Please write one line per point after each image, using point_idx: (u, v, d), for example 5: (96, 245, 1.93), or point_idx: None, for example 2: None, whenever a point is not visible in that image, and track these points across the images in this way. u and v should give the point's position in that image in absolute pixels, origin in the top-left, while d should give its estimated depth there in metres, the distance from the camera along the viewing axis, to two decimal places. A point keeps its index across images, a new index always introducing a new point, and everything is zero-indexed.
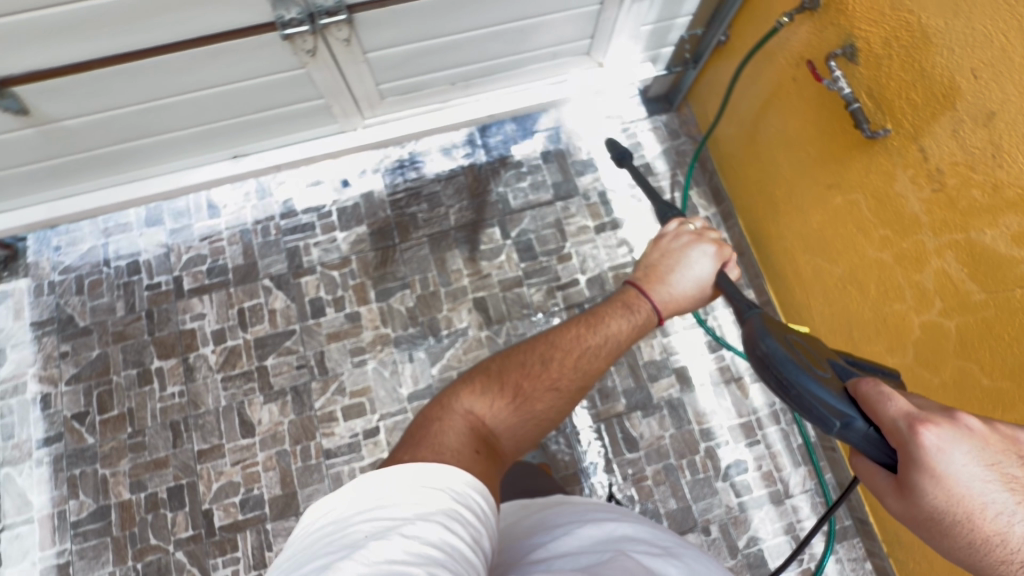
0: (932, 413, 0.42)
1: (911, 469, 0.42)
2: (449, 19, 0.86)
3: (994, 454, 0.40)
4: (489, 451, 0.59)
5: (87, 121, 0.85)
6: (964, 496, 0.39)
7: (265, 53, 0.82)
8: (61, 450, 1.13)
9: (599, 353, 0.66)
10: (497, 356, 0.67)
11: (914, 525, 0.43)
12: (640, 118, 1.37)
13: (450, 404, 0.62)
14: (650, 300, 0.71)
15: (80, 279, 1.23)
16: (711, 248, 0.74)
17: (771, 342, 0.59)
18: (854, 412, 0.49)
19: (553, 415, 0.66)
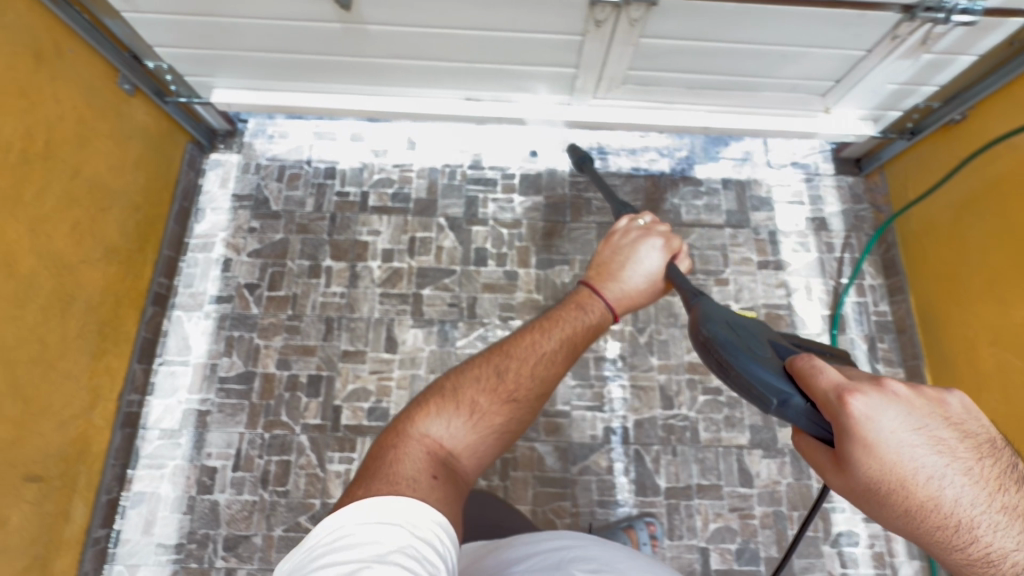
0: (860, 385, 0.47)
1: (844, 442, 0.46)
2: (730, 29, 0.90)
3: (921, 418, 0.45)
4: (449, 474, 0.63)
5: (386, 30, 0.94)
6: (897, 463, 0.44)
7: (563, 13, 0.89)
8: (228, 310, 1.23)
9: (554, 357, 0.71)
10: (450, 376, 0.71)
11: (852, 496, 0.48)
12: (826, 173, 1.38)
13: (407, 430, 0.66)
14: (603, 298, 0.78)
15: (282, 169, 1.35)
16: (658, 242, 0.82)
17: (713, 327, 0.65)
18: (790, 389, 0.55)
19: (512, 427, 0.69)
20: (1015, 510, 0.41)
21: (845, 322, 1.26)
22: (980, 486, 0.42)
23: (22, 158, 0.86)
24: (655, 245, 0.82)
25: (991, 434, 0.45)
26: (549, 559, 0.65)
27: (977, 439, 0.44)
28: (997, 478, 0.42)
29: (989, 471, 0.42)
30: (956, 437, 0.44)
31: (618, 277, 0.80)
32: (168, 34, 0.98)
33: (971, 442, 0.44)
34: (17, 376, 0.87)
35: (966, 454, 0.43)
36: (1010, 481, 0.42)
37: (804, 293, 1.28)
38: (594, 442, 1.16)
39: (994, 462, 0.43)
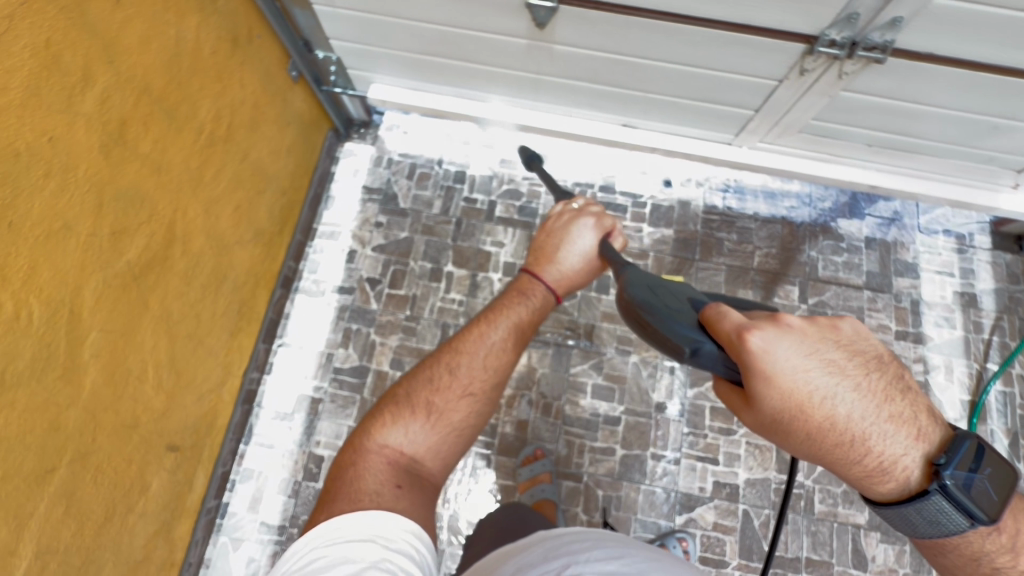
0: (758, 323, 0.51)
1: (751, 379, 0.50)
2: (944, 94, 0.83)
3: (813, 345, 0.49)
4: (413, 480, 0.63)
5: (572, 51, 0.91)
6: (796, 390, 0.48)
7: (767, 58, 0.84)
8: (348, 302, 1.24)
9: (506, 346, 0.70)
10: (401, 383, 0.69)
11: (765, 428, 0.53)
12: (981, 246, 1.28)
13: (364, 444, 0.64)
14: (543, 282, 0.75)
15: (414, 166, 1.34)
16: (590, 221, 0.76)
17: (635, 289, 0.66)
18: (701, 337, 0.57)
19: (472, 422, 0.68)
20: (904, 418, 0.48)
21: (986, 411, 1.17)
22: (870, 399, 0.48)
23: (208, 140, 0.88)
24: (588, 224, 0.76)
25: (879, 350, 0.51)
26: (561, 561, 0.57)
27: (864, 357, 0.50)
28: (880, 389, 0.48)
29: (878, 385, 0.48)
30: (843, 356, 0.49)
31: (554, 260, 0.75)
32: (348, 28, 0.98)
33: (861, 359, 0.49)
34: (175, 350, 0.89)
35: (855, 371, 0.49)
36: (898, 392, 0.49)
37: (942, 373, 1.19)
38: (702, 494, 1.12)
39: (879, 376, 0.49)
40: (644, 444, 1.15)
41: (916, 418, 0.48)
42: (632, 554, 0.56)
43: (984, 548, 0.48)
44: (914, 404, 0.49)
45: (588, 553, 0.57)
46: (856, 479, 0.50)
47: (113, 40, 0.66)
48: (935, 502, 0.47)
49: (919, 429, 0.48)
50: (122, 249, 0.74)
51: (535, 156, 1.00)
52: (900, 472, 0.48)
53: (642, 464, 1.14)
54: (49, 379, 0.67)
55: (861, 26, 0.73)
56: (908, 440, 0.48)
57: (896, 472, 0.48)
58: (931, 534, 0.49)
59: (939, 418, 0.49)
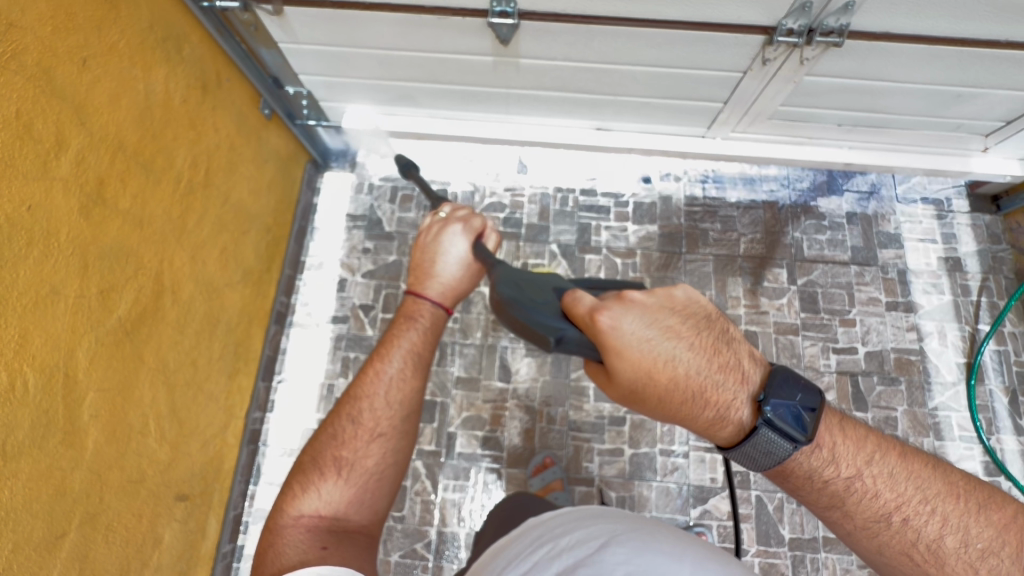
0: (606, 303, 0.58)
1: (608, 354, 0.57)
2: (906, 69, 0.85)
3: (652, 315, 0.57)
4: (339, 537, 0.66)
5: (538, 64, 0.93)
6: (644, 359, 0.56)
7: (729, 52, 0.85)
8: (344, 331, 1.24)
9: (404, 376, 0.76)
10: (308, 449, 0.74)
11: (628, 398, 0.60)
12: (960, 210, 1.30)
13: (280, 522, 0.68)
14: (427, 300, 0.81)
15: (395, 190, 1.35)
16: (459, 227, 0.80)
17: (501, 287, 0.68)
18: (563, 325, 0.60)
19: (390, 460, 0.73)
20: (728, 366, 0.57)
21: (983, 371, 1.18)
22: (700, 354, 0.57)
23: (188, 188, 0.88)
24: (457, 230, 0.80)
25: (707, 310, 0.60)
26: (545, 553, 0.58)
27: (694, 318, 0.59)
28: (708, 345, 0.57)
29: (706, 341, 0.58)
30: (677, 321, 0.58)
31: (433, 273, 0.81)
32: (316, 63, 1.00)
33: (690, 321, 0.59)
34: (175, 400, 0.89)
35: (687, 333, 0.58)
36: (721, 344, 0.58)
37: (936, 338, 1.21)
38: (714, 485, 1.12)
39: (706, 333, 0.58)
40: (650, 440, 1.15)
41: (736, 363, 0.57)
42: (610, 529, 0.57)
43: (814, 466, 0.53)
44: (736, 352, 0.58)
45: (571, 544, 0.57)
46: (703, 429, 0.58)
47: (83, 102, 0.67)
48: (765, 434, 0.53)
49: (741, 373, 0.57)
50: (112, 307, 0.74)
51: (410, 165, 1.02)
52: (733, 416, 0.56)
53: (651, 461, 1.14)
54: (51, 445, 0.66)
55: (816, 13, 0.75)
56: (735, 386, 0.56)
57: (731, 416, 0.56)
58: (769, 465, 0.54)
59: (757, 359, 0.58)
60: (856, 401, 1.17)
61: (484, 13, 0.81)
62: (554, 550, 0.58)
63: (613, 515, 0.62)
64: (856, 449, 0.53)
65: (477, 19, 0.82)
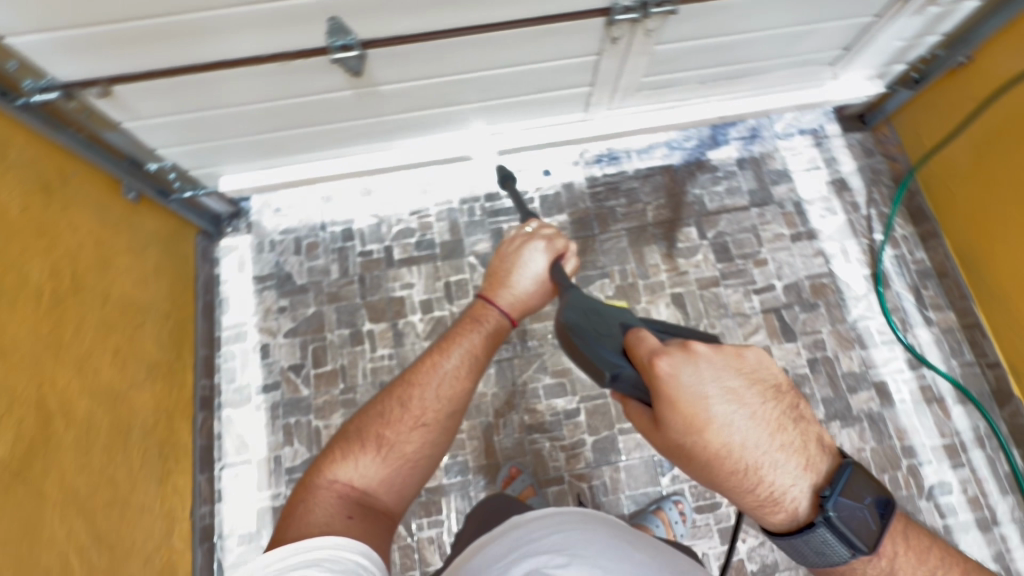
0: (669, 349, 0.54)
1: (661, 404, 0.53)
2: (742, 22, 0.90)
3: (718, 372, 0.52)
4: (364, 514, 0.67)
5: (399, 88, 0.91)
6: (697, 419, 0.51)
7: (578, 38, 0.87)
8: (278, 398, 1.18)
9: (459, 374, 0.75)
10: (356, 418, 0.74)
11: (670, 450, 0.56)
12: (834, 134, 1.39)
13: (315, 481, 0.69)
14: (497, 308, 0.79)
15: (298, 240, 1.30)
16: (541, 244, 0.80)
17: (570, 315, 0.70)
18: (623, 363, 0.59)
19: (428, 451, 0.73)
20: (794, 448, 0.50)
21: (888, 276, 1.27)
22: (763, 428, 0.50)
23: (55, 299, 0.81)
24: (539, 247, 0.80)
25: (779, 379, 0.53)
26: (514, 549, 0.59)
27: (765, 385, 0.52)
28: (777, 419, 0.51)
29: (773, 415, 0.51)
30: (745, 384, 0.52)
31: (507, 283, 0.80)
32: (172, 134, 0.94)
33: (760, 389, 0.52)
34: (97, 525, 0.82)
35: (754, 400, 0.51)
36: (790, 422, 0.51)
37: (841, 257, 1.28)
38: None
39: (776, 405, 0.51)
40: (608, 424, 1.17)
41: (803, 447, 0.51)
42: (582, 545, 0.57)
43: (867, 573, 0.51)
44: (804, 433, 0.52)
45: (548, 553, 0.56)
46: (751, 507, 0.53)
47: None
48: (822, 535, 0.50)
49: (807, 459, 0.51)
50: None
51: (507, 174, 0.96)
52: (787, 500, 0.51)
53: (614, 443, 1.16)
54: None
55: None
56: (798, 471, 0.51)
57: (786, 502, 0.51)
58: (819, 562, 0.52)
59: (826, 447, 0.52)
60: (785, 333, 1.23)
61: (325, 50, 0.79)
62: (526, 545, 0.58)
63: (592, 526, 0.61)
64: (918, 563, 0.51)
65: (320, 57, 0.80)
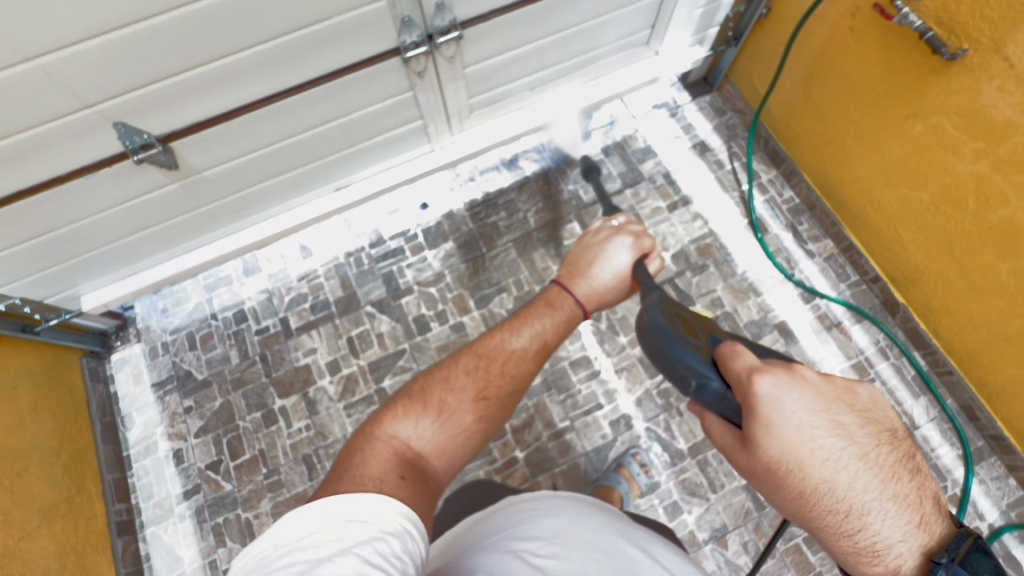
0: (775, 369, 0.56)
1: (759, 423, 0.54)
2: (537, 28, 0.94)
3: (825, 403, 0.53)
4: (417, 474, 0.58)
5: (223, 168, 0.92)
6: (799, 446, 0.52)
7: (383, 81, 0.90)
8: (201, 501, 1.14)
9: (526, 354, 0.70)
10: (417, 377, 0.68)
11: (755, 471, 0.57)
12: (686, 102, 1.44)
13: (373, 433, 0.61)
14: (571, 294, 0.78)
15: (191, 335, 1.27)
16: (629, 240, 0.81)
17: (656, 314, 0.73)
18: (711, 373, 0.63)
19: (483, 428, 0.66)
20: (906, 501, 0.50)
21: (764, 221, 1.32)
22: (872, 472, 0.51)
23: None
24: (626, 242, 0.81)
25: (890, 424, 0.54)
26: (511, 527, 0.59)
27: (877, 427, 0.53)
28: (888, 466, 0.51)
29: (884, 460, 0.51)
30: (856, 421, 0.53)
31: (586, 273, 0.80)
32: (8, 269, 0.92)
33: (872, 430, 0.53)
34: None
35: (864, 441, 0.52)
36: (903, 471, 0.52)
37: (718, 215, 1.33)
38: (607, 441, 1.16)
39: (889, 450, 0.52)
40: (537, 435, 1.17)
41: (917, 502, 0.51)
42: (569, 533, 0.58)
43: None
44: (919, 487, 0.52)
45: (537, 539, 0.56)
46: (845, 555, 0.52)
47: None
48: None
49: (919, 517, 0.50)
50: None
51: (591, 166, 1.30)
52: (889, 555, 0.50)
53: (546, 451, 1.16)
54: None
55: (422, 20, 0.81)
56: (908, 527, 0.50)
57: (890, 557, 0.50)
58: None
59: (939, 508, 0.52)
60: (683, 301, 1.26)
61: (125, 154, 0.79)
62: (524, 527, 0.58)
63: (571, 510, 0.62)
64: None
65: (124, 161, 0.80)
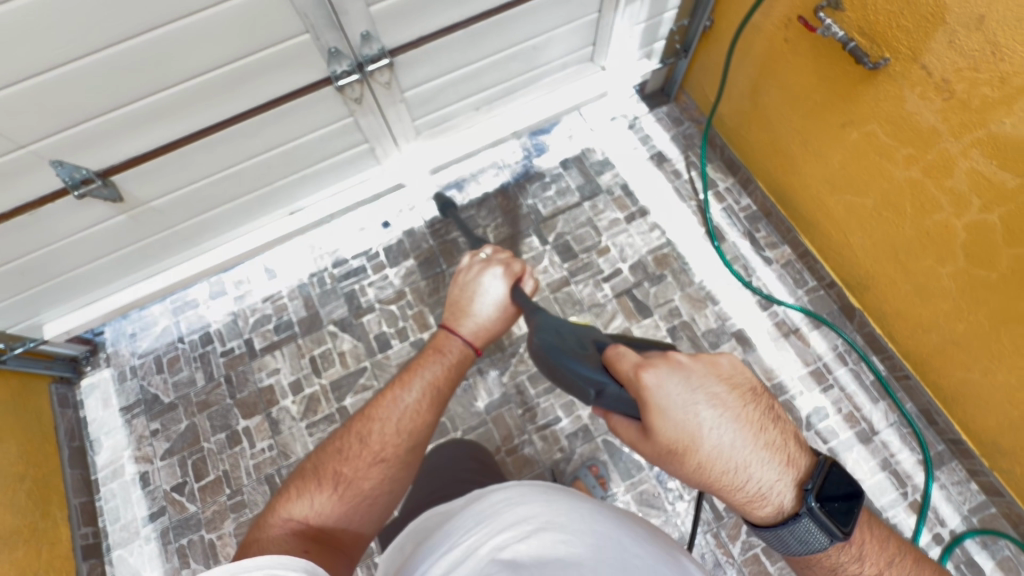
0: (653, 360, 0.57)
1: (649, 412, 0.56)
2: (471, 50, 0.98)
3: (699, 378, 0.55)
4: (320, 545, 0.59)
5: (171, 198, 0.95)
6: (685, 422, 0.54)
7: (320, 107, 0.93)
8: (166, 523, 1.16)
9: (420, 408, 0.70)
10: (313, 456, 0.69)
11: (659, 457, 0.58)
12: (643, 113, 1.45)
13: (269, 520, 0.62)
14: (459, 336, 0.78)
15: (158, 359, 1.30)
16: (500, 270, 0.81)
17: (543, 335, 0.73)
18: (606, 378, 0.62)
19: (387, 488, 0.67)
20: (776, 446, 0.53)
21: (721, 229, 1.32)
22: (746, 429, 0.53)
23: None
24: (498, 273, 0.81)
25: (755, 382, 0.57)
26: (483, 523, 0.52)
27: (743, 388, 0.56)
28: (757, 419, 0.54)
29: (753, 416, 0.54)
30: (726, 387, 0.55)
31: (469, 312, 0.80)
32: None
33: (741, 391, 0.55)
34: None
35: (736, 403, 0.54)
36: (770, 421, 0.54)
37: (676, 224, 1.34)
38: (566, 454, 1.16)
39: (756, 406, 0.55)
40: (495, 449, 1.17)
41: (784, 444, 0.54)
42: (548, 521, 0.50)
43: (840, 562, 0.54)
44: (784, 432, 0.55)
45: (512, 531, 0.49)
46: (741, 506, 0.55)
47: None
48: (806, 525, 0.51)
49: (788, 456, 0.54)
50: None
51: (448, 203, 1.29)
52: (774, 497, 0.53)
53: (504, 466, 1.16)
54: None
55: (349, 50, 0.84)
56: (779, 467, 0.53)
57: (772, 498, 0.53)
58: (802, 551, 0.54)
59: (803, 442, 0.55)
60: (640, 311, 1.27)
61: (66, 190, 0.82)
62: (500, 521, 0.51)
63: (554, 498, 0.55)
64: (879, 551, 0.54)
65: (66, 196, 0.83)
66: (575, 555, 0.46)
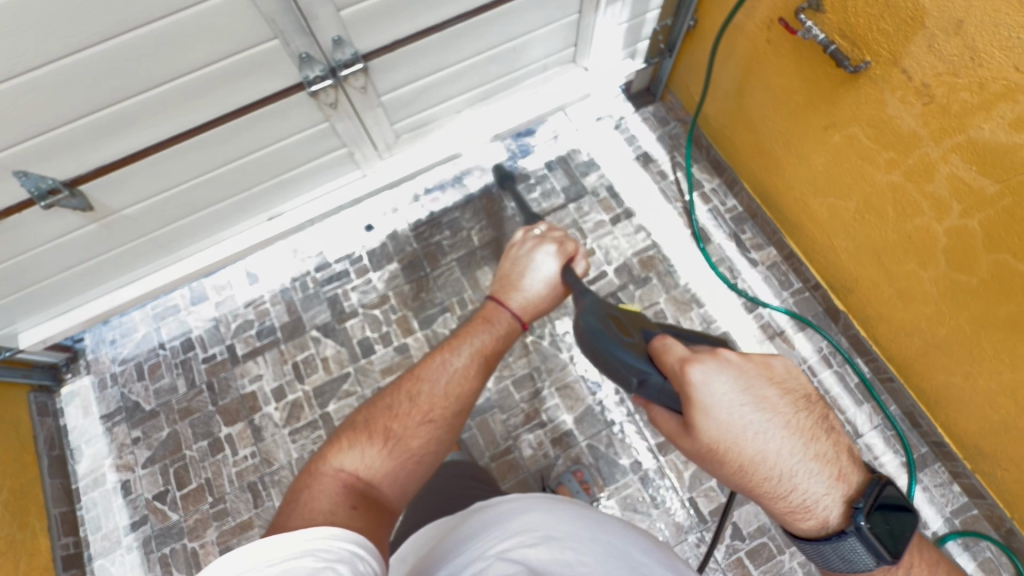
0: (700, 355, 0.55)
1: (693, 409, 0.54)
2: (448, 52, 0.96)
3: (749, 379, 0.53)
4: (368, 503, 0.57)
5: (144, 206, 0.94)
6: (730, 423, 0.52)
7: (295, 113, 0.91)
8: (149, 531, 1.15)
9: (468, 371, 0.70)
10: (361, 410, 0.67)
11: (699, 454, 0.57)
12: (629, 113, 1.44)
13: (318, 468, 0.60)
14: (508, 309, 0.78)
15: (139, 365, 1.28)
16: (552, 246, 0.81)
17: (590, 319, 0.70)
18: (649, 368, 0.60)
19: (433, 449, 0.66)
20: (826, 458, 0.52)
21: (707, 231, 1.32)
22: (795, 437, 0.52)
23: None
24: (549, 250, 0.81)
25: (807, 389, 0.55)
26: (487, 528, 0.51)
27: (795, 394, 0.54)
28: (808, 428, 0.52)
29: (805, 424, 0.53)
30: (777, 392, 0.54)
31: (518, 286, 0.80)
32: None
33: (792, 397, 0.54)
34: None
35: (786, 410, 0.53)
36: (822, 431, 0.53)
37: (661, 226, 1.33)
38: (550, 459, 1.16)
39: (807, 414, 0.53)
40: (480, 455, 1.17)
41: (835, 456, 0.52)
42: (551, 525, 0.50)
43: None
44: (834, 444, 0.53)
45: (519, 533, 0.49)
46: (783, 517, 0.53)
47: None
48: (851, 543, 0.50)
49: (840, 470, 0.52)
50: None
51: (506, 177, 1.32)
52: (820, 511, 0.51)
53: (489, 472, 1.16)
54: None
55: (321, 55, 0.83)
56: (829, 480, 0.51)
57: (817, 511, 0.51)
58: (842, 568, 0.52)
59: (856, 456, 0.53)
60: None
61: (32, 201, 0.81)
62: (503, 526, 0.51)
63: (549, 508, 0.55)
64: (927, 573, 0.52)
65: (32, 207, 0.82)
66: (585, 562, 0.46)
